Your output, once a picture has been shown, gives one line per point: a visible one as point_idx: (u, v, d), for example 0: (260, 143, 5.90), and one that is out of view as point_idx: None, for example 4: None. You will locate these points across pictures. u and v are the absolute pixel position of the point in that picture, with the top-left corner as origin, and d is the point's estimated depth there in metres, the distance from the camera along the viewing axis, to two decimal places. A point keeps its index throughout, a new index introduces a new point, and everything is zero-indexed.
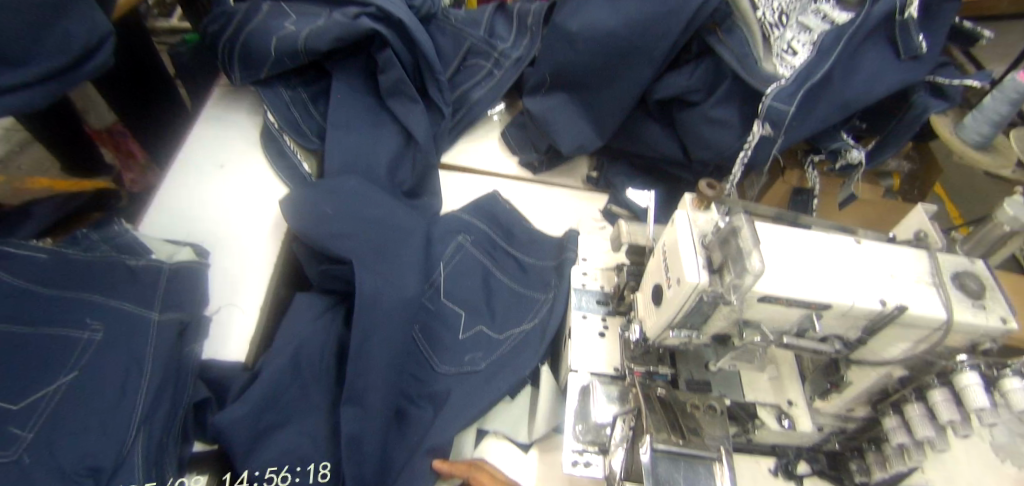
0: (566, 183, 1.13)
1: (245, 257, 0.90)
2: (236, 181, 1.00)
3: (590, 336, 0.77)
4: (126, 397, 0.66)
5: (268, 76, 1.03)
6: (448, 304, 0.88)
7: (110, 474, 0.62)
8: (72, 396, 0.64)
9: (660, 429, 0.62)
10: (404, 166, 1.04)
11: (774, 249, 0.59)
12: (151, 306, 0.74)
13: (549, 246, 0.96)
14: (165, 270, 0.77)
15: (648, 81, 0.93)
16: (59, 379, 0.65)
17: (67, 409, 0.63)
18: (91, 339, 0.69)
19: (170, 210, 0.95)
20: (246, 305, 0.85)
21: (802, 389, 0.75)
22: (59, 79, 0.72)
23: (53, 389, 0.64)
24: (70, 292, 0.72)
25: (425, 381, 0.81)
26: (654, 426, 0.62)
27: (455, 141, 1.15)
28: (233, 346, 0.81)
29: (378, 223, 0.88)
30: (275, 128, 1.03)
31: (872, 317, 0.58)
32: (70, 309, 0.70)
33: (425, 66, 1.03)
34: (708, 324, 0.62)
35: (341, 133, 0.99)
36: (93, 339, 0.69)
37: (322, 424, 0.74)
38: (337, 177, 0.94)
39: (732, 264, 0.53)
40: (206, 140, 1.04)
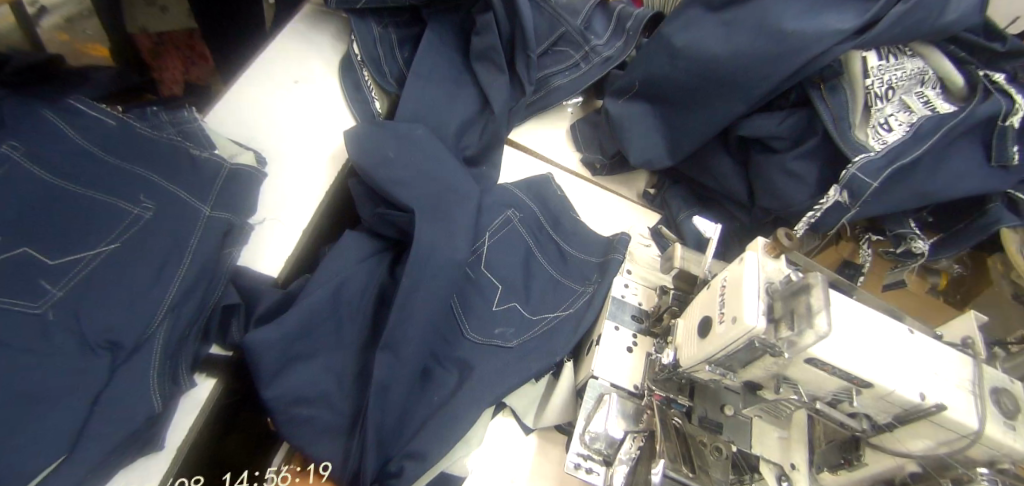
0: (621, 192, 1.14)
1: (301, 176, 0.90)
2: (309, 102, 1.00)
3: (617, 347, 0.77)
4: (163, 280, 0.67)
5: (364, 8, 1.03)
6: (488, 273, 0.88)
7: (129, 352, 0.63)
8: (107, 267, 0.65)
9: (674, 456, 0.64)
10: (472, 131, 1.03)
11: (836, 315, 0.58)
12: (204, 200, 0.74)
13: (598, 243, 0.95)
14: (224, 170, 0.77)
15: (737, 116, 0.92)
16: (98, 247, 0.66)
17: (104, 278, 0.64)
18: (140, 216, 0.69)
19: (238, 113, 0.94)
20: (290, 222, 0.85)
21: (806, 456, 0.74)
22: None
23: (91, 254, 0.65)
24: (128, 165, 0.72)
25: (450, 344, 0.80)
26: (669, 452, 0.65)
27: (524, 122, 1.14)
28: (270, 260, 0.82)
29: (436, 179, 0.87)
30: (357, 61, 1.03)
31: (909, 406, 0.58)
32: (124, 183, 0.71)
33: (519, 41, 1.02)
34: (746, 369, 0.62)
35: (421, 84, 0.99)
36: (141, 217, 0.69)
37: (341, 361, 0.74)
38: (405, 123, 0.94)
39: (795, 320, 0.54)
40: (287, 54, 1.04)
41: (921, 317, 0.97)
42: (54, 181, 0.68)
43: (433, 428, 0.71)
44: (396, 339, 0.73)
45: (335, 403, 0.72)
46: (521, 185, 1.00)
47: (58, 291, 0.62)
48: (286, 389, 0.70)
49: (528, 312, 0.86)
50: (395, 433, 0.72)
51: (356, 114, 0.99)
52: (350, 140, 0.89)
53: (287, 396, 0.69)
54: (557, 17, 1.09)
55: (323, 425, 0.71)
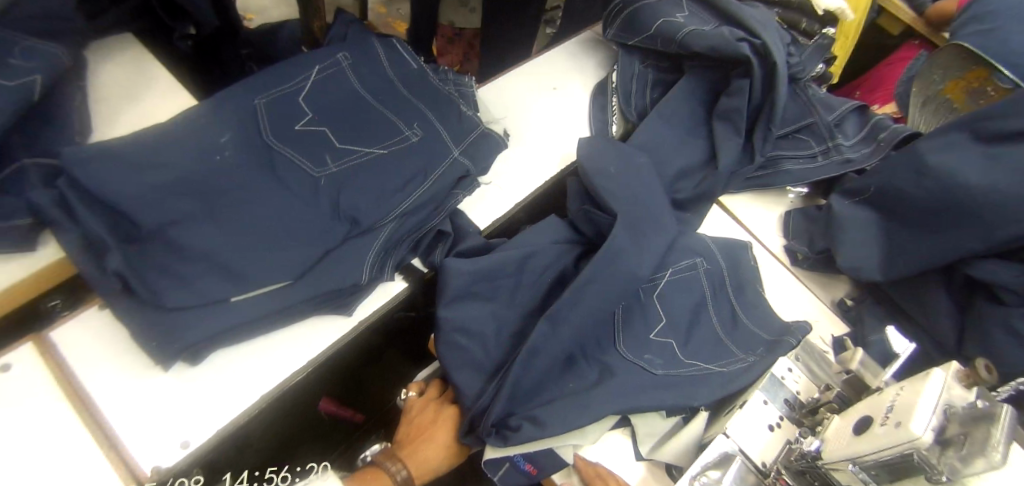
0: (815, 291, 1.08)
1: (530, 160, 1.04)
2: (559, 108, 1.15)
3: (758, 421, 0.79)
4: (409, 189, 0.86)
5: (636, 48, 1.18)
6: (660, 303, 0.92)
7: (363, 228, 0.82)
8: (374, 163, 0.86)
9: None
10: (688, 179, 1.09)
11: (1017, 471, 0.54)
12: (454, 145, 0.92)
13: (775, 323, 0.92)
14: (476, 130, 0.95)
15: (970, 253, 0.86)
16: (375, 148, 0.87)
17: (375, 172, 0.85)
18: (410, 138, 0.89)
19: (503, 98, 1.13)
20: (508, 193, 0.99)
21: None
22: None
23: (369, 151, 0.87)
24: (416, 101, 0.93)
25: (601, 346, 0.86)
26: None
27: (741, 190, 1.17)
28: (483, 215, 0.96)
29: (642, 203, 0.95)
30: (611, 89, 1.17)
31: None
32: (408, 111, 0.92)
33: (762, 113, 1.07)
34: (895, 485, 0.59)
35: (658, 123, 1.09)
36: (410, 139, 0.89)
37: (508, 316, 0.85)
38: (633, 149, 1.04)
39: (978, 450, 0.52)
40: (557, 66, 1.22)
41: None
42: (375, 98, 0.92)
43: (559, 407, 0.78)
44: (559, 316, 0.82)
45: (489, 346, 0.82)
46: (717, 240, 1.02)
47: (337, 166, 0.85)
48: (460, 316, 0.82)
49: (682, 353, 0.88)
50: (527, 395, 0.80)
51: (593, 129, 1.12)
52: (583, 147, 1.02)
53: (458, 318, 0.82)
54: (809, 107, 1.13)
55: (473, 360, 0.81)
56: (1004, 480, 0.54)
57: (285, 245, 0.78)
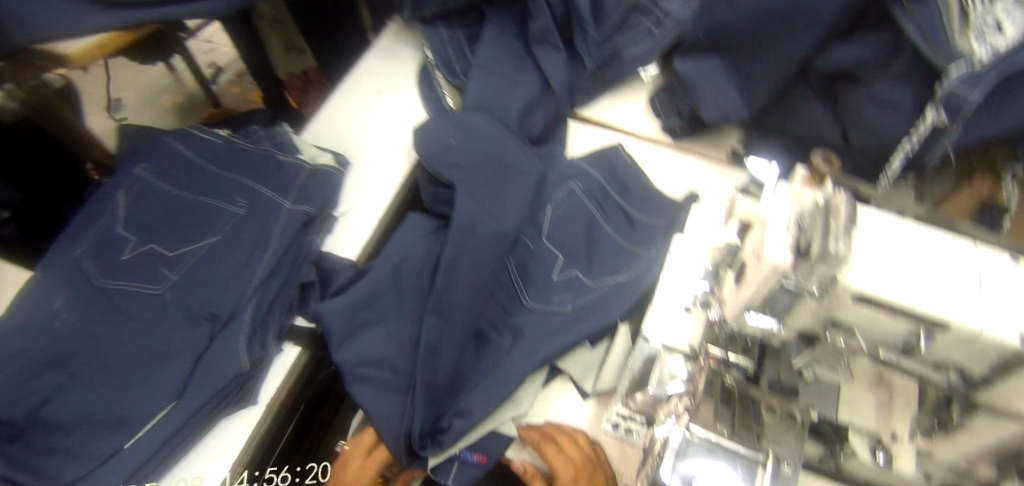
0: (708, 154, 1.05)
1: (379, 172, 1.02)
2: (391, 108, 1.11)
3: (672, 308, 0.74)
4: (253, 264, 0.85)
5: (433, 15, 1.11)
6: (551, 243, 0.88)
7: (226, 318, 0.82)
8: (210, 252, 0.87)
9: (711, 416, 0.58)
10: (535, 113, 1.05)
11: (878, 245, 0.50)
12: (285, 196, 0.92)
13: (665, 206, 0.90)
14: (304, 170, 0.95)
15: (807, 53, 0.82)
16: (211, 236, 0.88)
17: (216, 263, 0.85)
18: (235, 212, 0.90)
19: (334, 127, 1.10)
20: (368, 212, 0.98)
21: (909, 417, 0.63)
22: None
23: (204, 243, 0.88)
24: (234, 175, 0.94)
25: (503, 311, 0.84)
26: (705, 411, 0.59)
27: (598, 95, 1.12)
28: (350, 245, 0.95)
29: (490, 159, 0.94)
30: (430, 65, 1.12)
31: (1003, 354, 0.47)
32: (229, 186, 0.93)
33: (573, 15, 1.02)
34: (787, 314, 0.55)
35: (481, 76, 1.04)
36: (235, 213, 0.90)
37: (403, 329, 0.82)
38: (466, 113, 1.00)
39: None
40: (375, 70, 1.17)
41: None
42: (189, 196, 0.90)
43: (482, 390, 0.76)
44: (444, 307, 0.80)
45: (396, 366, 0.80)
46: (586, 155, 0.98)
47: (176, 272, 0.85)
48: (356, 352, 0.80)
49: (588, 279, 0.84)
50: (451, 394, 0.78)
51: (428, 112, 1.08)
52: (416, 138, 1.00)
53: (353, 358, 0.79)
54: None
55: (387, 386, 0.79)
56: (869, 264, 0.49)
57: (156, 370, 0.77)
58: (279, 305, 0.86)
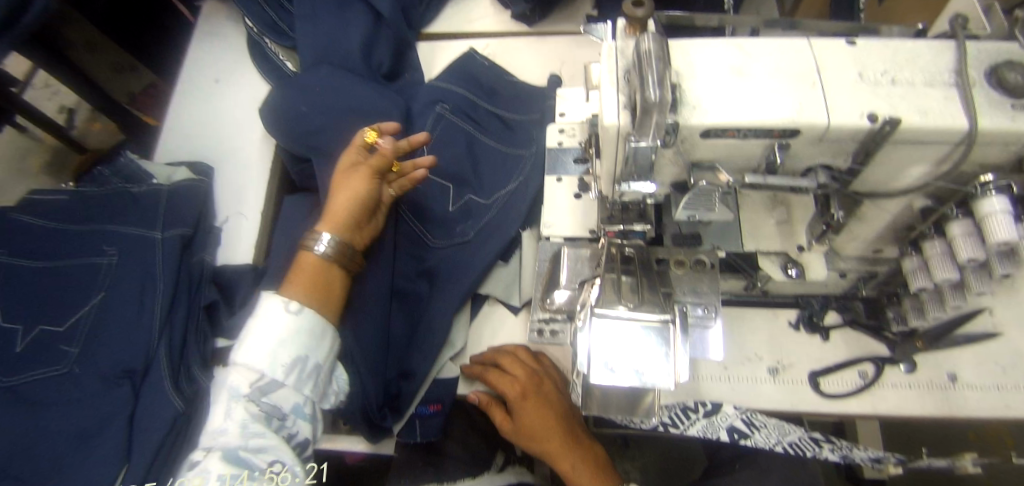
0: (568, 29, 1.00)
1: (246, 166, 0.94)
2: (233, 95, 1.01)
3: (560, 201, 0.70)
4: (147, 307, 0.77)
5: None
6: (440, 176, 0.84)
7: (142, 373, 0.74)
8: (102, 314, 0.76)
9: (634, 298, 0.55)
10: (379, 46, 0.96)
11: (715, 69, 0.47)
12: (154, 226, 0.82)
13: (532, 98, 0.90)
14: (164, 192, 0.85)
15: None
16: (92, 299, 0.77)
17: (102, 321, 0.76)
18: (110, 264, 0.79)
19: (178, 132, 0.99)
20: (250, 212, 0.91)
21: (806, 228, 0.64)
22: None
23: (87, 309, 0.76)
24: (90, 225, 0.82)
25: (416, 261, 0.80)
26: (628, 295, 0.55)
27: (440, 9, 1.05)
28: (243, 250, 0.89)
29: (346, 112, 0.86)
30: (256, 34, 1.01)
31: (859, 139, 0.46)
32: (90, 241, 0.81)
33: None
34: (658, 171, 0.52)
35: (308, 26, 0.94)
36: (112, 264, 0.79)
37: None
38: (308, 70, 0.91)
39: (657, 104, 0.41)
40: (199, 58, 1.05)
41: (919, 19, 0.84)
42: (40, 261, 0.79)
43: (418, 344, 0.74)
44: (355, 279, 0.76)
45: None
46: (445, 72, 0.92)
47: (75, 349, 0.74)
48: None
49: (485, 200, 0.82)
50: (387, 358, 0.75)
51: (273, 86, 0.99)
52: (266, 114, 0.91)
53: None
54: None
55: None
56: (711, 90, 0.46)
57: (76, 460, 0.68)
58: (192, 336, 0.80)
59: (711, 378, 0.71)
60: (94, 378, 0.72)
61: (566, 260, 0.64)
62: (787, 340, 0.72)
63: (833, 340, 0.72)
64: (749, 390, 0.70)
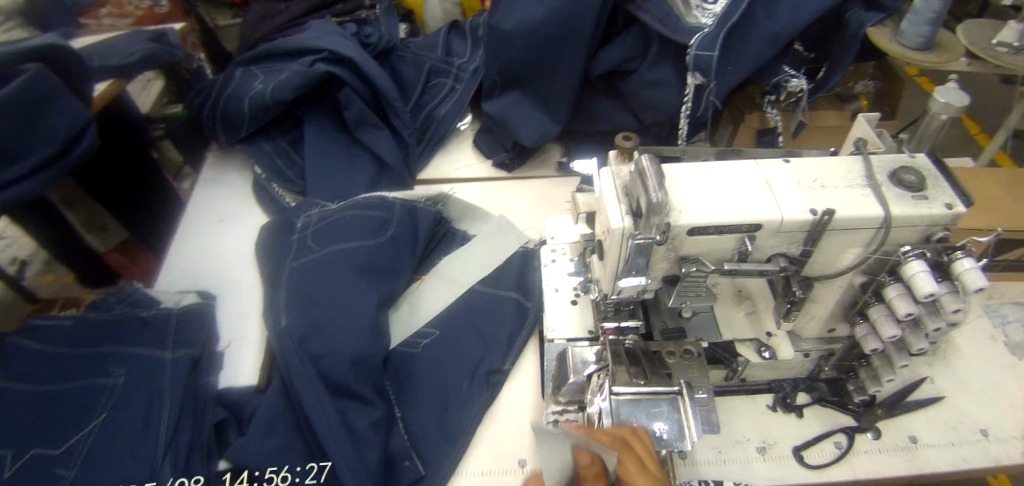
0: (540, 174, 1.18)
1: (246, 295, 0.99)
2: (235, 232, 1.08)
3: (561, 305, 0.81)
4: (158, 389, 0.78)
5: (250, 133, 1.13)
6: (428, 327, 0.92)
7: None
8: (105, 434, 0.73)
9: (623, 370, 0.67)
10: (381, 188, 1.11)
11: (688, 185, 0.60)
12: (165, 347, 0.82)
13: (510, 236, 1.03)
14: (174, 314, 0.87)
15: (585, 61, 0.99)
16: (95, 419, 0.74)
17: (105, 439, 0.73)
18: (116, 383, 0.78)
19: (180, 266, 1.03)
20: (252, 335, 0.94)
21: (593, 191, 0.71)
22: (50, 167, 0.87)
23: (87, 430, 0.73)
24: (105, 346, 0.82)
25: (353, 418, 0.77)
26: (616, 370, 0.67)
27: (430, 159, 1.23)
28: (245, 372, 0.89)
29: (344, 220, 0.96)
30: (264, 180, 1.12)
31: (807, 228, 0.58)
32: (102, 362, 0.80)
33: (382, 98, 1.13)
34: (651, 265, 0.63)
35: (318, 174, 1.08)
36: (118, 383, 0.78)
37: (292, 434, 0.78)
38: (308, 206, 1.01)
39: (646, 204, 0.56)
40: (205, 203, 1.13)
41: (835, 143, 1.01)
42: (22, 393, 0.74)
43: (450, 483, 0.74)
44: (259, 433, 0.77)
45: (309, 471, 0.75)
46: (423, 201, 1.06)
47: (71, 472, 0.70)
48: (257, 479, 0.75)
49: (464, 359, 0.88)
50: None
51: (271, 214, 1.09)
52: (262, 248, 1.00)
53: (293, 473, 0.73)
54: (418, 59, 1.25)
55: (290, 478, 0.74)
56: (690, 197, 0.59)
57: None
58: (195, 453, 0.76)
59: (707, 462, 0.74)
60: (120, 361, 0.80)
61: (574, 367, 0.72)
62: (767, 421, 0.77)
63: (807, 416, 0.77)
64: (742, 472, 0.73)
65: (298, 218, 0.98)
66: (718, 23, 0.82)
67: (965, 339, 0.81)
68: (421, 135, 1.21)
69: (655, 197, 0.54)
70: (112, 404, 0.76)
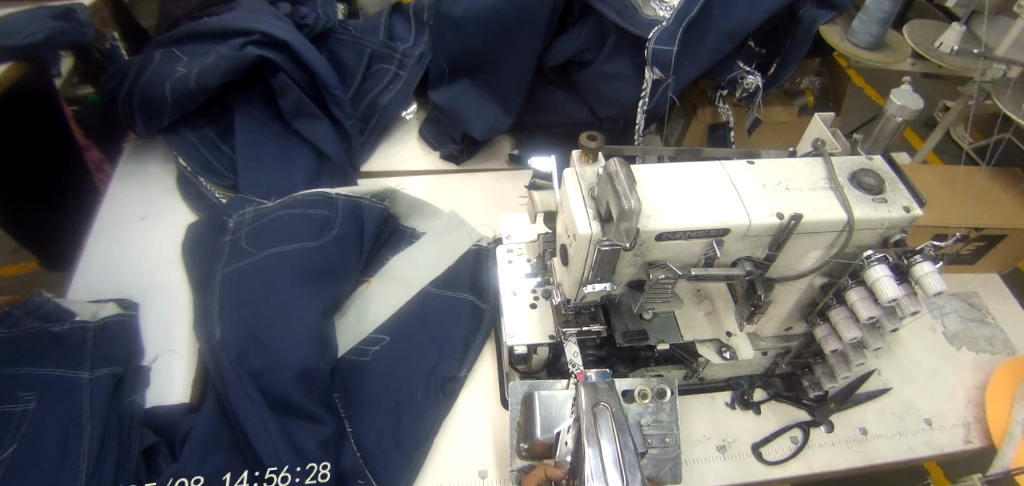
0: (492, 166, 1.14)
1: (175, 301, 0.89)
2: (157, 232, 0.97)
3: (520, 309, 0.78)
4: (75, 416, 0.68)
5: (173, 122, 1.02)
6: (378, 333, 0.86)
7: None
8: (11, 472, 0.64)
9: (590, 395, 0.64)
10: (323, 182, 1.03)
11: (654, 188, 0.58)
12: (81, 366, 0.73)
13: (462, 234, 0.98)
14: (91, 328, 0.77)
15: (540, 51, 0.95)
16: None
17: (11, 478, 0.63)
18: (24, 411, 0.68)
19: (95, 271, 0.91)
20: (184, 346, 0.85)
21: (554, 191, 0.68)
22: None
23: None
24: (7, 369, 0.71)
25: (298, 438, 0.71)
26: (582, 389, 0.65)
27: (374, 150, 1.15)
28: (177, 388, 0.81)
29: (284, 220, 0.88)
30: (190, 173, 1.02)
31: (773, 232, 0.58)
32: (4, 387, 0.69)
33: (321, 85, 1.04)
34: (618, 271, 0.61)
35: (252, 168, 0.98)
36: (26, 410, 0.68)
37: (234, 458, 0.71)
38: (242, 203, 0.92)
39: (616, 209, 0.53)
40: (122, 199, 1.01)
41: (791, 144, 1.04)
42: None
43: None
44: (194, 459, 0.69)
45: None
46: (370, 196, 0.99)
47: None
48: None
49: (419, 366, 0.83)
50: None
51: (199, 211, 0.99)
52: (189, 250, 0.90)
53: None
54: (358, 43, 1.16)
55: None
56: (658, 202, 0.57)
57: None
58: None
59: None
60: (28, 385, 0.70)
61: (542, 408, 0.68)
62: (726, 419, 0.78)
63: (764, 412, 0.78)
64: (704, 470, 0.73)
65: (230, 217, 0.89)
66: (678, 16, 0.80)
67: (905, 331, 0.85)
68: (365, 124, 1.14)
69: (627, 204, 0.51)
70: (21, 435, 0.66)
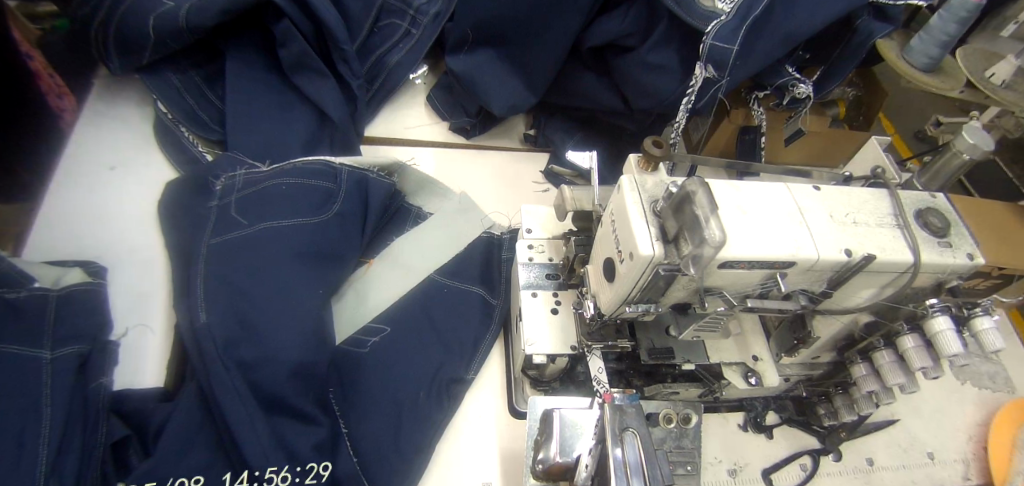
0: (504, 146, 1.06)
1: (149, 269, 0.80)
2: (128, 187, 0.86)
3: (540, 313, 0.73)
4: (34, 401, 0.60)
5: (154, 61, 0.89)
6: (377, 322, 0.80)
7: None
8: None
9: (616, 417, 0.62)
10: (322, 147, 0.94)
11: (721, 209, 0.53)
12: (41, 343, 0.64)
13: (473, 219, 0.91)
14: (53, 297, 0.67)
15: (578, 30, 0.87)
16: None
17: None
18: None
19: (56, 226, 0.80)
20: (159, 321, 0.76)
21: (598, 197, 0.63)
22: None
23: None
24: None
25: (289, 438, 0.65)
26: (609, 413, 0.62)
27: (377, 114, 1.06)
28: (150, 369, 0.73)
29: (280, 190, 0.79)
30: (171, 122, 0.90)
31: (837, 269, 0.54)
32: None
33: (328, 37, 0.93)
34: (668, 292, 0.56)
35: (245, 124, 0.88)
36: None
37: (216, 456, 0.64)
38: (232, 164, 0.82)
39: (689, 234, 0.49)
40: (89, 144, 0.89)
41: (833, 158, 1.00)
42: None
43: None
44: (172, 455, 0.62)
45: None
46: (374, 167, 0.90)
47: None
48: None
49: (422, 363, 0.77)
50: None
51: (180, 168, 0.88)
52: (167, 213, 0.80)
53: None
54: None
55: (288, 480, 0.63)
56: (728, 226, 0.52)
57: None
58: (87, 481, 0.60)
59: None
60: None
61: (567, 425, 0.64)
62: (737, 440, 0.76)
63: (775, 436, 0.77)
64: None
65: (217, 180, 0.80)
66: (739, 12, 0.74)
67: None
68: (371, 85, 1.03)
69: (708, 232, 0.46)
70: None
